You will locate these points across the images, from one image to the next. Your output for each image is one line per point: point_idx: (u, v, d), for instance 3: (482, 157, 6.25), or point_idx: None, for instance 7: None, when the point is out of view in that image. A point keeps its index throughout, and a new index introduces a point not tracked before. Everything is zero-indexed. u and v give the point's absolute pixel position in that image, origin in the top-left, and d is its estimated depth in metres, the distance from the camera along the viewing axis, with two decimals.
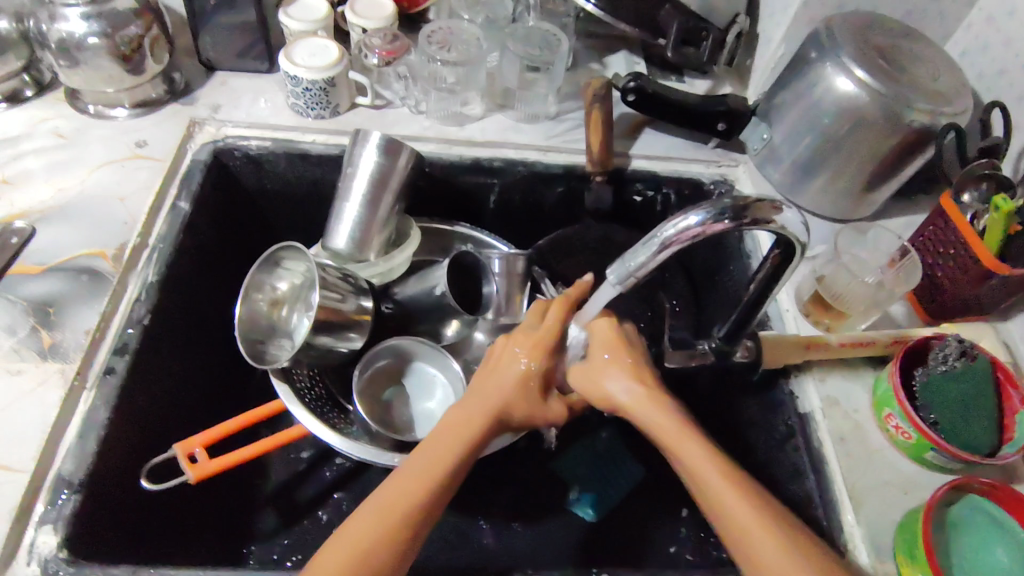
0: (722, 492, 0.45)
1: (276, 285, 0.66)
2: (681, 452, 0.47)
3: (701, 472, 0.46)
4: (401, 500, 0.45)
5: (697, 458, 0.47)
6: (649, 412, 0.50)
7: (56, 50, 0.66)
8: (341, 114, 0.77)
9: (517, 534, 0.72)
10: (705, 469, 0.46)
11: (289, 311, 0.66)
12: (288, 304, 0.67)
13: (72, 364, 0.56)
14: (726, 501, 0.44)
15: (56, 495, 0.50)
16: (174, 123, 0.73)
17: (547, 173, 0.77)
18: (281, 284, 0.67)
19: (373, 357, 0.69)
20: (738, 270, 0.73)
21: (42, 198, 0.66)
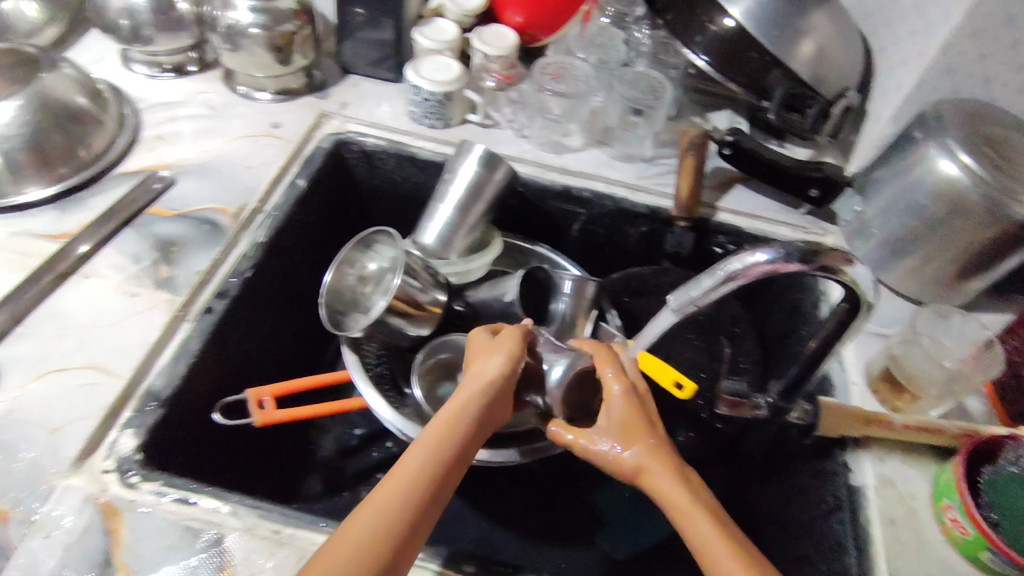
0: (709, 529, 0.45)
1: (365, 264, 0.72)
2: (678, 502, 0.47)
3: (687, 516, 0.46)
4: (389, 505, 0.43)
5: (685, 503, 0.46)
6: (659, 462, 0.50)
7: (224, 35, 0.77)
8: (451, 127, 0.84)
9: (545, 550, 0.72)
10: (703, 533, 0.44)
11: (372, 290, 0.72)
12: (373, 284, 0.72)
13: (179, 298, 0.63)
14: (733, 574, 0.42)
15: (143, 405, 0.56)
16: (307, 112, 0.82)
17: (632, 211, 0.80)
18: (370, 265, 0.72)
19: (437, 348, 0.72)
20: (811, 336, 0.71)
21: (186, 154, 0.75)
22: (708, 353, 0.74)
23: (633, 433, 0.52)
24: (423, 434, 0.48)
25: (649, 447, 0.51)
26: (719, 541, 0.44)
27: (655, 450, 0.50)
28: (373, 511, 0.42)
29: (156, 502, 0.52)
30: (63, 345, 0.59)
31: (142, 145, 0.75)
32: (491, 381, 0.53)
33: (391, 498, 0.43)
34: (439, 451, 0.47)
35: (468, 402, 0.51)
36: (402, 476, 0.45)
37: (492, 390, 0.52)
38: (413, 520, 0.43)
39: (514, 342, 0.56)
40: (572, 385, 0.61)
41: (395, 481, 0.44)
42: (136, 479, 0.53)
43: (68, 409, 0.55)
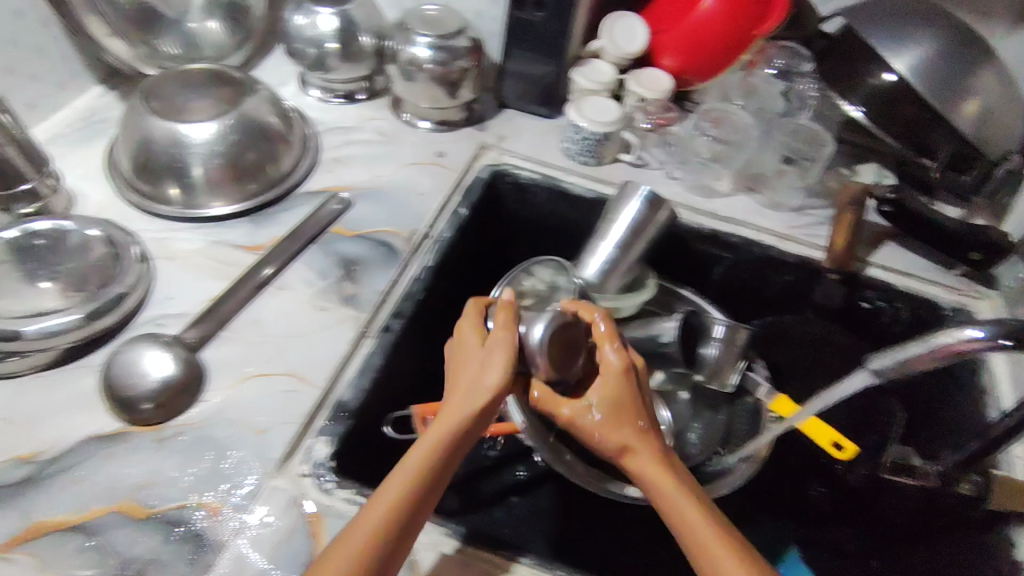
0: (687, 510, 0.50)
1: (521, 282, 0.74)
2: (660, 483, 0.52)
3: (669, 496, 0.51)
4: (388, 512, 0.47)
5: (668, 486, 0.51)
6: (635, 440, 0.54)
7: (402, 68, 0.82)
8: (603, 165, 0.86)
9: None
10: (690, 519, 0.49)
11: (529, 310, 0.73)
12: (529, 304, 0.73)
13: (363, 315, 0.67)
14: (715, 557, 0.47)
15: (334, 415, 0.60)
16: (467, 143, 0.87)
17: (781, 260, 0.80)
18: (524, 282, 0.74)
19: None
20: (969, 407, 0.70)
21: (361, 178, 0.80)
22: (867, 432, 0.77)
23: (618, 412, 0.55)
24: (417, 444, 0.51)
25: (632, 433, 0.54)
26: (695, 520, 0.49)
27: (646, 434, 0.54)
28: (372, 519, 0.47)
29: (351, 509, 0.56)
30: (262, 351, 0.63)
31: (322, 166, 0.81)
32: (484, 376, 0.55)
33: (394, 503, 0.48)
34: (433, 455, 0.51)
35: (458, 408, 0.54)
36: (395, 489, 0.48)
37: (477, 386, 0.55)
38: (410, 519, 0.48)
39: (504, 332, 0.57)
40: (553, 346, 0.58)
41: (393, 489, 0.48)
42: (331, 485, 0.56)
43: (269, 412, 0.60)
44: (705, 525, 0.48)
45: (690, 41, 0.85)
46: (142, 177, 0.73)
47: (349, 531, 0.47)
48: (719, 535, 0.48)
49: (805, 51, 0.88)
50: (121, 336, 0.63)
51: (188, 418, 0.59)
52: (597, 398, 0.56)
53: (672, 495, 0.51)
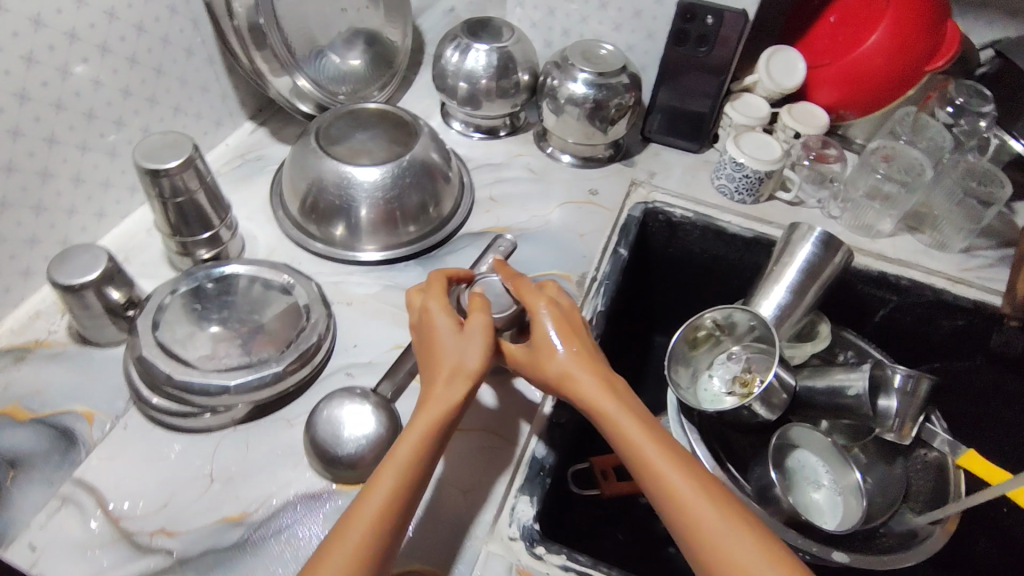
0: (668, 471, 0.46)
1: (707, 320, 0.72)
2: (633, 442, 0.48)
3: (644, 455, 0.47)
4: (367, 523, 0.44)
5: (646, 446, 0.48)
6: (601, 398, 0.50)
7: (558, 104, 0.81)
8: (759, 203, 0.84)
9: None
10: (653, 460, 0.47)
11: (706, 352, 0.75)
12: (706, 346, 0.75)
13: None
14: (706, 520, 0.44)
15: (534, 473, 0.59)
16: (618, 180, 0.85)
17: (954, 303, 0.77)
18: (708, 320, 0.73)
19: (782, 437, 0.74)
20: None
21: (520, 219, 0.78)
22: None
23: (571, 365, 0.52)
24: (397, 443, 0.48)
25: (582, 372, 0.52)
26: (682, 484, 0.46)
27: (579, 359, 0.52)
28: (354, 532, 0.44)
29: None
30: None
31: (479, 206, 0.79)
32: (450, 355, 0.52)
33: (375, 506, 0.45)
34: (408, 447, 0.47)
35: (445, 394, 0.50)
36: (380, 495, 0.45)
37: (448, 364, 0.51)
38: (400, 518, 0.45)
39: (443, 306, 0.53)
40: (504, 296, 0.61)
41: (373, 498, 0.45)
42: (541, 550, 0.54)
43: (475, 471, 0.60)
44: (693, 489, 0.45)
45: (850, 76, 0.83)
46: (311, 219, 0.72)
47: (336, 541, 0.44)
48: (706, 497, 0.45)
49: (989, 92, 0.82)
50: (312, 389, 0.61)
51: None
52: (555, 362, 0.52)
53: (647, 454, 0.47)
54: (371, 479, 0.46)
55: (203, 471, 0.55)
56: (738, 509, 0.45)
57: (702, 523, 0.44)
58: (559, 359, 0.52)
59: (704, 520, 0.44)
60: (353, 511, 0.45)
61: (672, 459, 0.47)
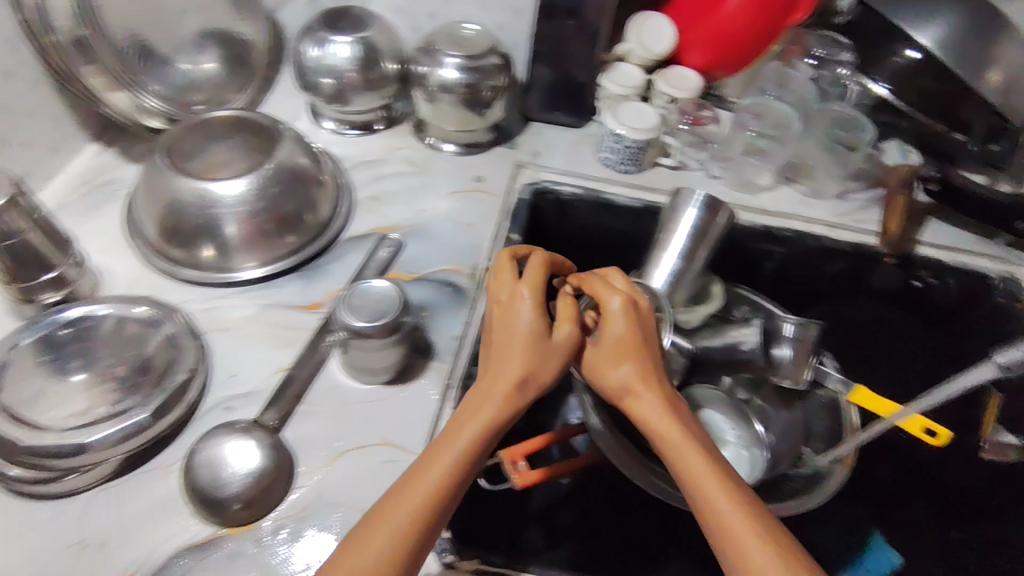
0: (714, 492, 0.48)
1: None
2: (686, 463, 0.50)
3: (697, 474, 0.49)
4: (418, 505, 0.46)
5: (700, 467, 0.49)
6: (654, 409, 0.53)
7: (431, 92, 0.78)
8: (644, 171, 0.84)
9: None
10: (700, 472, 0.49)
11: None
12: None
13: (445, 365, 0.63)
14: (743, 545, 0.45)
15: None
16: (503, 164, 0.82)
17: (834, 248, 0.80)
18: None
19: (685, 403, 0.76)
20: None
21: (403, 215, 0.75)
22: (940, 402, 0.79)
23: (639, 373, 0.55)
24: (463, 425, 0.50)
25: (643, 383, 0.54)
26: (728, 509, 0.47)
27: (641, 376, 0.55)
28: (405, 509, 0.45)
29: None
30: (349, 421, 0.59)
31: (359, 207, 0.75)
32: (522, 340, 0.54)
33: (430, 480, 0.47)
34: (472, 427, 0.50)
35: (510, 377, 0.52)
36: (438, 472, 0.47)
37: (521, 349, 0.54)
38: (448, 499, 0.47)
39: (531, 291, 0.56)
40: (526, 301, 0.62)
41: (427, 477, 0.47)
42: (452, 558, 0.53)
43: (375, 488, 0.55)
44: (739, 513, 0.46)
45: (716, 33, 0.84)
46: (172, 244, 0.66)
47: (385, 509, 0.46)
48: (749, 522, 0.46)
49: (844, 38, 0.86)
50: (188, 430, 0.57)
51: (283, 511, 0.53)
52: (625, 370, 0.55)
53: (701, 473, 0.49)
54: (431, 455, 0.48)
55: (74, 538, 0.51)
56: (776, 527, 0.46)
57: (742, 548, 0.45)
58: (622, 371, 0.55)
59: (742, 546, 0.45)
60: (410, 483, 0.47)
61: (725, 483, 0.48)
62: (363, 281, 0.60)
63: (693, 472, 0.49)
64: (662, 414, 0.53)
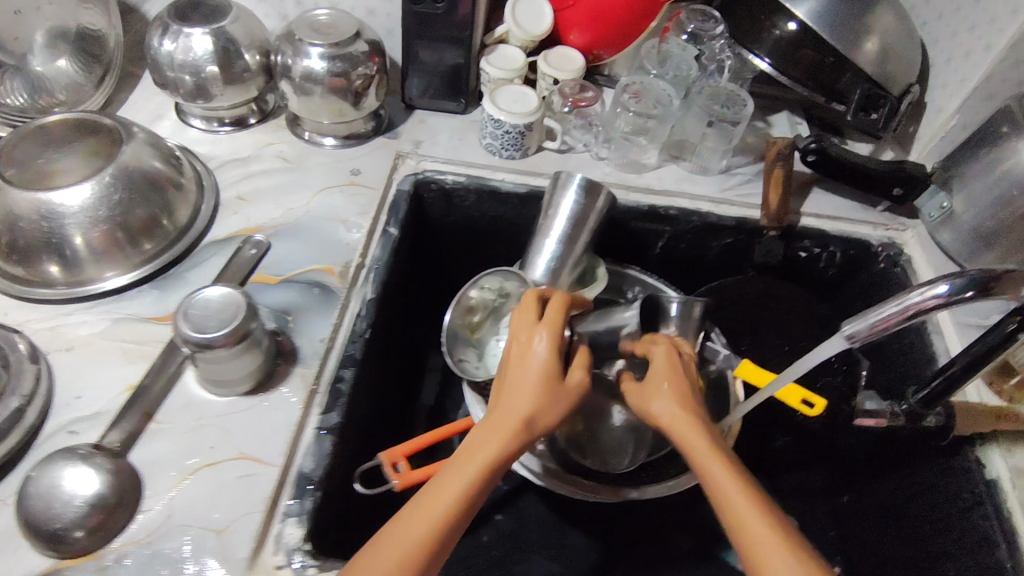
0: (739, 507, 0.47)
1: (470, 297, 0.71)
2: (712, 480, 0.49)
3: (721, 489, 0.49)
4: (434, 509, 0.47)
5: (727, 485, 0.49)
6: (683, 434, 0.54)
7: (297, 84, 0.74)
8: (529, 156, 0.82)
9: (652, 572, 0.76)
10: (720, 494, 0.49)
11: (483, 323, 0.73)
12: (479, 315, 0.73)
13: (311, 370, 0.61)
14: (769, 559, 0.44)
15: (301, 490, 0.55)
16: (382, 154, 0.80)
17: (718, 224, 0.81)
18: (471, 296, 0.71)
19: None
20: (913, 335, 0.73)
21: (272, 215, 0.72)
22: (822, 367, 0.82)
23: (671, 399, 0.56)
24: (476, 447, 0.50)
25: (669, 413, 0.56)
26: (755, 521, 0.46)
27: (676, 403, 0.56)
28: (421, 527, 0.46)
29: None
30: (205, 438, 0.56)
31: (225, 209, 0.72)
32: (540, 369, 0.54)
33: (437, 503, 0.47)
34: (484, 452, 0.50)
35: (525, 402, 0.52)
36: (448, 495, 0.47)
37: (543, 379, 0.54)
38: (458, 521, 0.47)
39: (551, 333, 0.55)
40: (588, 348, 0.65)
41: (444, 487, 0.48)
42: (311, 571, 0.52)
43: (227, 505, 0.53)
44: (764, 527, 0.45)
45: (595, 12, 0.82)
46: (12, 260, 0.62)
47: (394, 531, 0.46)
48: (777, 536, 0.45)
49: (714, 14, 0.86)
50: (24, 459, 0.53)
51: (130, 536, 0.51)
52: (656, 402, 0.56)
53: (725, 489, 0.49)
54: (442, 477, 0.49)
55: None
56: (801, 544, 0.45)
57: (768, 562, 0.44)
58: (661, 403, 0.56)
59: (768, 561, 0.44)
60: (416, 506, 0.47)
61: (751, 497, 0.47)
62: (199, 290, 0.56)
63: (719, 489, 0.49)
64: (688, 435, 0.53)
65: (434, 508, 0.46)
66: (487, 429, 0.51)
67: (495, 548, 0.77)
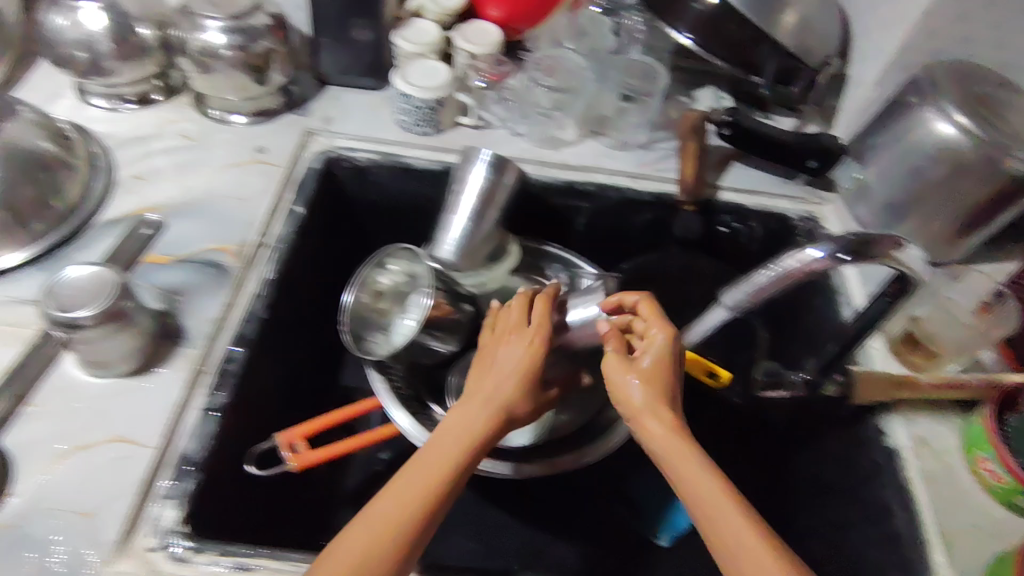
0: (718, 507, 0.46)
1: (379, 279, 0.71)
2: (689, 477, 0.48)
3: (699, 488, 0.47)
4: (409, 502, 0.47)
5: (707, 485, 0.47)
6: (661, 424, 0.52)
7: (195, 59, 0.72)
8: (444, 132, 0.81)
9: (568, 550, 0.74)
10: (706, 484, 0.47)
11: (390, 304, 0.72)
12: (388, 297, 0.72)
13: (197, 351, 0.60)
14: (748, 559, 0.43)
15: (180, 472, 0.54)
16: (291, 131, 0.78)
17: (637, 199, 0.80)
18: (382, 279, 0.71)
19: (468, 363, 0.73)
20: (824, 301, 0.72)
21: (169, 193, 0.70)
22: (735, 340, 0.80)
23: (652, 387, 0.54)
24: (450, 440, 0.51)
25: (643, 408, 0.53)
26: (735, 520, 0.45)
27: (655, 394, 0.53)
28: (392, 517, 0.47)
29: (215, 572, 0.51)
30: (81, 420, 0.55)
31: (120, 187, 0.71)
32: (517, 368, 0.56)
33: (407, 497, 0.48)
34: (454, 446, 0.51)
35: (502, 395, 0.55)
36: (418, 486, 0.48)
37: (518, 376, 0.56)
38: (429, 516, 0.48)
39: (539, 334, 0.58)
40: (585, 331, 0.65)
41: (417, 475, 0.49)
42: (187, 552, 0.51)
43: (100, 489, 0.52)
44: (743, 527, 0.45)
45: None
46: None
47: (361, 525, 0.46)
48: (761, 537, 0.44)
49: None
50: None
51: None
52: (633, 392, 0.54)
53: (703, 486, 0.47)
54: (413, 469, 0.50)
55: None
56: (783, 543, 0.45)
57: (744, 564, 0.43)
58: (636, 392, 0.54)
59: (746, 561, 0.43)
60: (385, 498, 0.48)
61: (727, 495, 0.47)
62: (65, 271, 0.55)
63: (697, 485, 0.48)
64: (666, 430, 0.51)
65: (404, 502, 0.47)
66: (460, 425, 0.53)
67: None
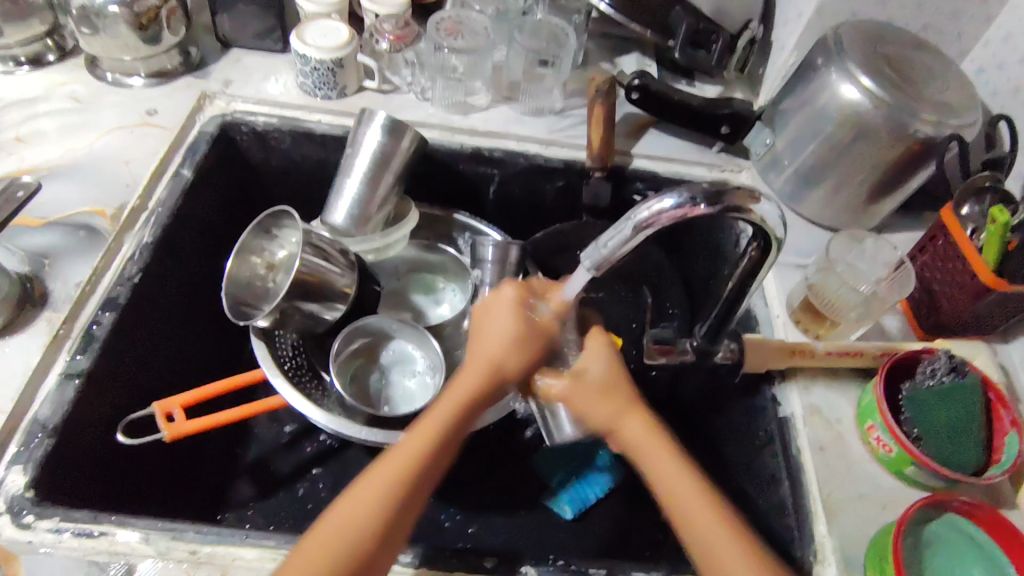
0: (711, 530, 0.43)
1: (274, 252, 0.69)
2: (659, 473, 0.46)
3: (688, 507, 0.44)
4: (386, 487, 0.43)
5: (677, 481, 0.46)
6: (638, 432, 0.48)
7: (77, 17, 0.69)
8: (348, 96, 0.78)
9: (466, 518, 0.72)
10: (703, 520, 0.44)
11: (281, 276, 0.68)
12: (282, 270, 0.69)
13: (59, 315, 0.58)
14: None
15: (30, 438, 0.52)
16: (185, 95, 0.75)
17: (547, 166, 0.77)
18: (278, 252, 0.69)
19: (352, 336, 0.70)
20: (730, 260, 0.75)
21: (50, 156, 0.68)
22: (636, 304, 0.80)
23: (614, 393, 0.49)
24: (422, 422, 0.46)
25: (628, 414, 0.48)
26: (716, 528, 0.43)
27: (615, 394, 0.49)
28: (359, 515, 0.42)
29: (57, 540, 0.49)
30: None
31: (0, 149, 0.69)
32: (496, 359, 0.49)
33: (375, 490, 0.43)
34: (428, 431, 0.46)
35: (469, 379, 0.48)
36: (379, 481, 0.43)
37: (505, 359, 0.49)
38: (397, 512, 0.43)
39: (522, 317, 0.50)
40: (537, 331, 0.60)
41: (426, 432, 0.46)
42: (31, 518, 0.49)
43: None
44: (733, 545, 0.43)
45: None
46: None
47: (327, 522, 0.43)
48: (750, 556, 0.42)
49: None
50: None
51: None
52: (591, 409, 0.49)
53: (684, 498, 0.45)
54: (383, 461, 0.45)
55: None
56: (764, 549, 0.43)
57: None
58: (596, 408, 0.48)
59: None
60: (353, 495, 0.43)
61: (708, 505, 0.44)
62: None
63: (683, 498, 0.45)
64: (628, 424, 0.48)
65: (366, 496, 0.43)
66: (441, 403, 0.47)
67: (311, 504, 0.71)
